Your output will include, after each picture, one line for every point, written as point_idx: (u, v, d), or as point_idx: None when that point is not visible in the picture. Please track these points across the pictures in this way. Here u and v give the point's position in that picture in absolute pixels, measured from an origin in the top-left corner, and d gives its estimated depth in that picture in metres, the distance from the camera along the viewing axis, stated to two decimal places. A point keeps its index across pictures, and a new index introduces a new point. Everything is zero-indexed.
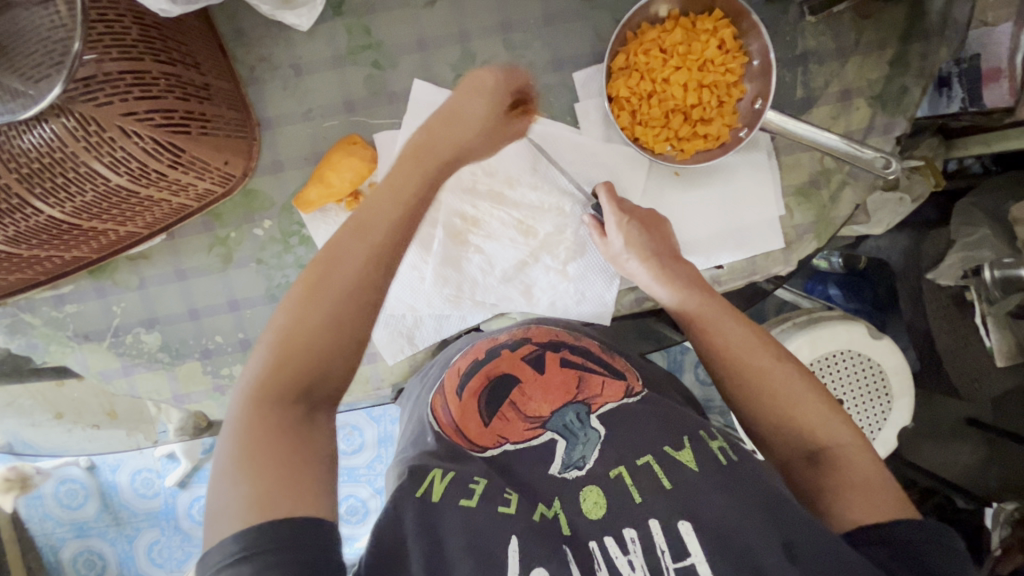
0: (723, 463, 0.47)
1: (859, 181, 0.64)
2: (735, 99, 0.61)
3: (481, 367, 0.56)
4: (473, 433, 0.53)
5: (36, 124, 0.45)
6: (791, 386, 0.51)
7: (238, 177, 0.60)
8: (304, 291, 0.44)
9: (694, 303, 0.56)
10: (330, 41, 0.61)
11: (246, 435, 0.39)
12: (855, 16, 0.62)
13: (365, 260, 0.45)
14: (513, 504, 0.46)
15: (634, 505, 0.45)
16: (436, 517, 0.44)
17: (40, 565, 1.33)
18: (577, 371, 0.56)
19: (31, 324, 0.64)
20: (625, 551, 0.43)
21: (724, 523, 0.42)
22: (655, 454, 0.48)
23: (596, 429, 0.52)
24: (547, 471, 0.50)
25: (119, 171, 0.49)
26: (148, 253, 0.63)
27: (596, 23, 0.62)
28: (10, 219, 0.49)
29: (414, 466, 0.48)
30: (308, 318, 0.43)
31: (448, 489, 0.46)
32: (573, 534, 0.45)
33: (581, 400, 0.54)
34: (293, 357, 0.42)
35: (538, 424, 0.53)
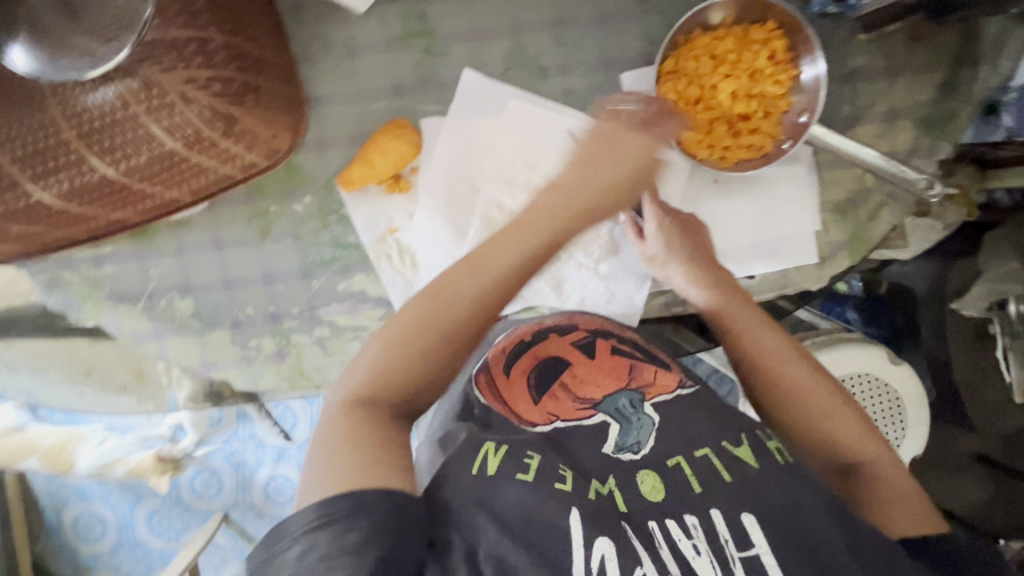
0: (781, 463, 0.47)
1: (899, 202, 0.64)
2: (781, 111, 0.61)
3: (530, 348, 0.60)
4: (522, 410, 0.56)
5: (103, 84, 0.47)
6: (826, 397, 0.53)
7: (283, 153, 0.60)
8: (416, 308, 0.49)
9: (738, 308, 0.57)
10: (384, 25, 0.61)
11: (343, 427, 0.45)
12: (907, 37, 0.62)
13: (476, 287, 0.50)
14: (569, 481, 0.47)
15: (694, 493, 0.45)
16: (489, 492, 0.45)
17: (42, 523, 1.35)
18: (629, 360, 0.59)
19: (68, 281, 0.65)
20: (689, 536, 0.43)
21: (780, 515, 0.43)
22: (713, 447, 0.50)
23: (650, 415, 0.54)
24: (602, 449, 0.52)
25: (176, 135, 0.51)
26: (189, 219, 0.64)
27: (647, 26, 0.62)
28: (68, 173, 0.51)
29: (469, 438, 0.50)
30: (422, 330, 0.48)
31: (502, 464, 0.47)
32: (630, 512, 0.45)
33: (635, 388, 0.57)
34: (398, 366, 0.47)
35: (590, 406, 0.56)
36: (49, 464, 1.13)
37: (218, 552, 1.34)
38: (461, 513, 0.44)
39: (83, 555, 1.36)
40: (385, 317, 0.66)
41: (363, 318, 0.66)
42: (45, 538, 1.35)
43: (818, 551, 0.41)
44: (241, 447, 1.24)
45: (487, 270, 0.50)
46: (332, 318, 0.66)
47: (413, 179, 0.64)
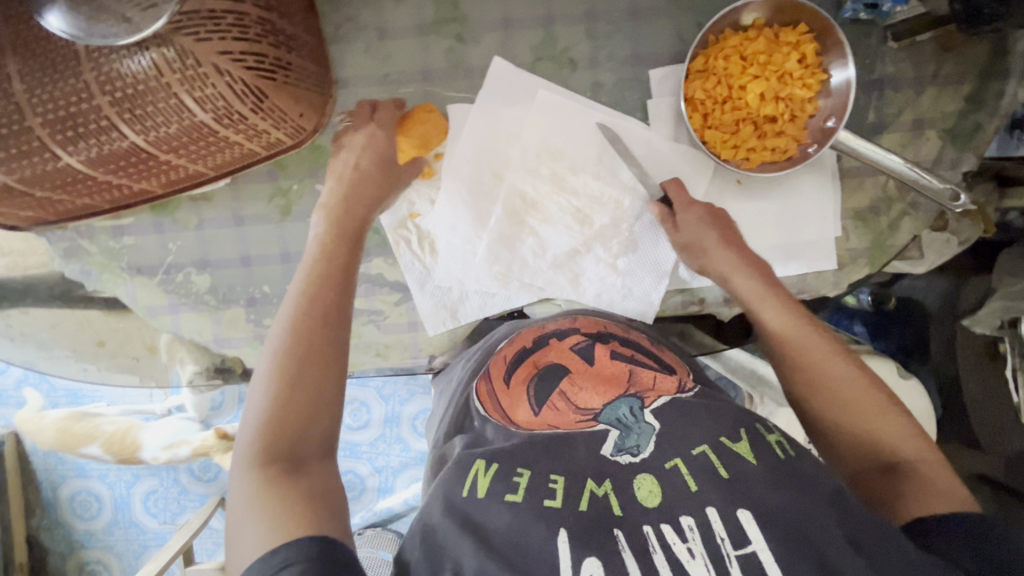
0: (782, 459, 0.43)
1: (921, 211, 0.64)
2: (808, 115, 0.61)
3: (530, 356, 0.57)
4: (523, 419, 0.52)
5: (138, 51, 0.47)
6: (870, 394, 0.50)
7: (309, 132, 0.61)
8: (268, 363, 0.46)
9: (785, 311, 0.55)
10: (417, 10, 0.62)
11: (254, 499, 0.41)
12: (937, 47, 0.62)
13: (315, 313, 0.48)
14: (558, 495, 0.42)
15: (690, 493, 0.41)
16: (481, 515, 0.42)
17: (38, 498, 1.35)
18: (627, 365, 0.55)
19: (87, 250, 0.65)
20: (683, 539, 0.39)
21: (777, 512, 0.40)
22: (712, 443, 0.44)
23: (651, 423, 0.47)
24: (601, 451, 0.45)
25: (206, 108, 0.50)
26: (210, 195, 0.64)
27: (679, 23, 0.62)
28: (95, 140, 0.50)
29: (460, 458, 0.47)
30: (277, 383, 0.45)
31: (494, 485, 0.43)
32: (624, 516, 0.41)
33: (635, 394, 0.51)
34: (280, 418, 0.44)
35: (589, 416, 0.50)
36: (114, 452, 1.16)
37: (212, 536, 1.34)
38: (449, 534, 0.41)
39: (77, 532, 1.36)
40: (402, 302, 0.66)
41: (379, 302, 0.66)
42: (41, 512, 1.35)
43: (825, 554, 0.38)
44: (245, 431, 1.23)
45: (324, 299, 0.49)
46: None
47: (437, 167, 0.63)
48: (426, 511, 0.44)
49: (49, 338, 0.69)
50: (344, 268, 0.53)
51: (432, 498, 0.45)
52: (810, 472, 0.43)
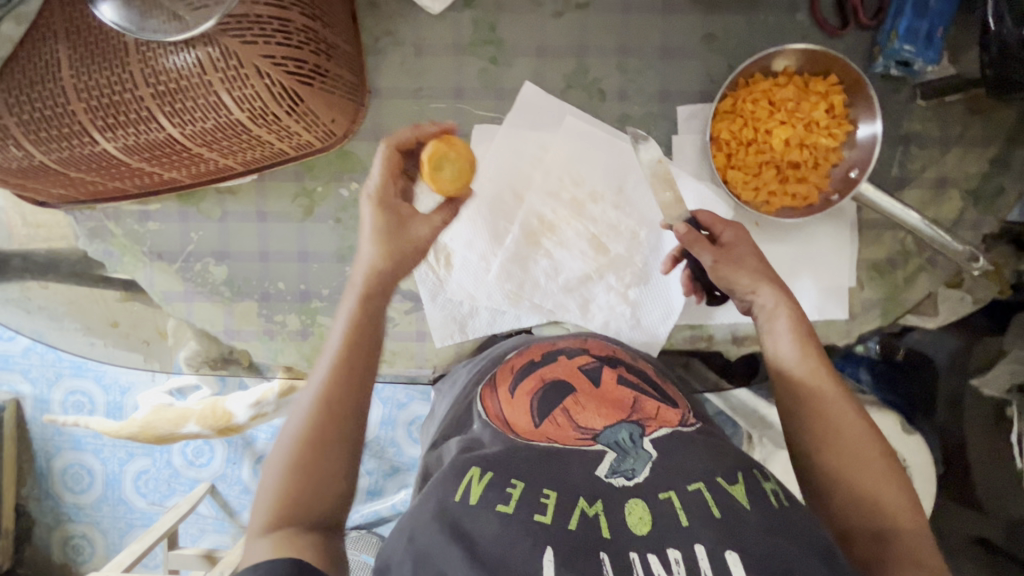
0: (777, 507, 0.36)
1: (938, 269, 0.64)
2: (831, 164, 0.62)
3: (537, 368, 0.48)
4: (521, 428, 0.44)
5: (185, 48, 0.48)
6: (874, 458, 0.49)
7: (339, 137, 0.62)
8: (292, 427, 0.48)
9: (807, 353, 0.53)
10: (455, 29, 0.63)
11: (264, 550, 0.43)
12: (965, 109, 0.62)
13: (345, 373, 0.50)
14: (550, 511, 0.36)
15: (680, 528, 0.34)
16: (470, 523, 0.36)
17: (31, 467, 1.36)
18: (634, 391, 0.46)
19: (112, 232, 0.66)
20: (668, 572, 0.33)
21: (775, 554, 0.33)
22: (708, 481, 0.37)
23: (649, 450, 0.39)
24: (594, 471, 0.39)
25: (243, 107, 0.51)
26: (236, 188, 0.65)
27: (709, 64, 0.63)
28: (134, 129, 0.51)
29: (456, 462, 0.40)
30: (297, 448, 0.47)
31: (486, 493, 0.37)
32: (613, 539, 0.35)
33: (636, 419, 0.42)
34: (298, 474, 0.46)
35: (588, 436, 0.42)
36: (213, 425, 0.98)
37: (197, 523, 1.35)
38: (432, 547, 0.35)
39: (65, 505, 1.36)
40: (412, 311, 0.66)
41: (389, 309, 0.66)
42: (32, 482, 1.37)
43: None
44: None
45: (351, 383, 0.50)
46: None
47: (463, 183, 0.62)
48: (408, 518, 0.38)
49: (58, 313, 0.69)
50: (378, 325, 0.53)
51: (418, 505, 0.38)
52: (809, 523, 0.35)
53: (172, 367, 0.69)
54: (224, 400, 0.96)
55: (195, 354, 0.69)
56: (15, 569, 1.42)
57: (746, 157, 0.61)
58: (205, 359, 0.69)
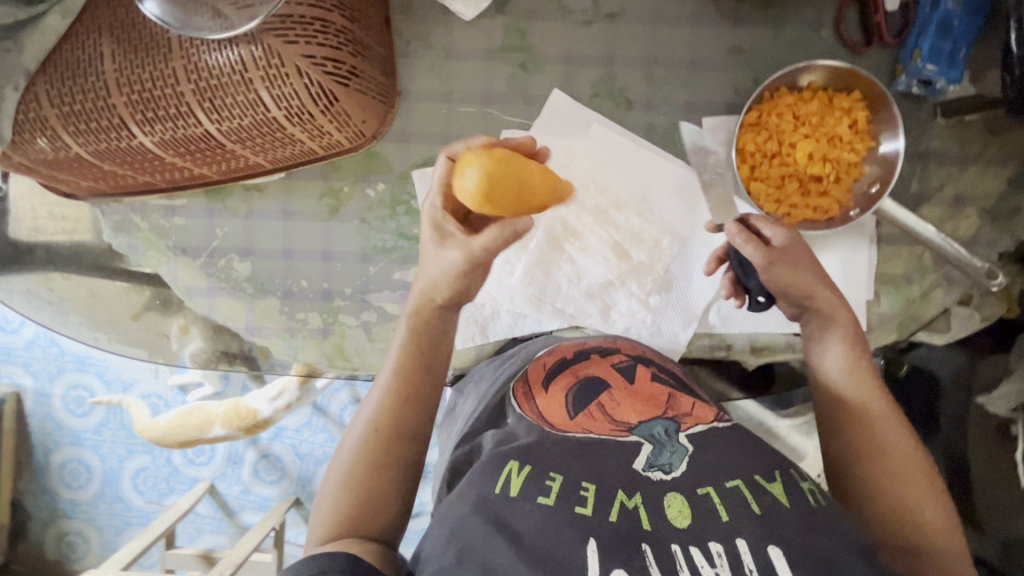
0: (814, 506, 0.37)
1: (955, 285, 0.64)
2: (853, 179, 0.63)
3: (569, 367, 0.50)
4: (555, 420, 0.45)
5: (228, 46, 0.49)
6: (919, 478, 0.49)
7: (368, 138, 0.63)
8: (358, 432, 0.50)
9: (858, 367, 0.54)
10: (486, 36, 0.64)
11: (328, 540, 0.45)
12: (984, 129, 0.63)
13: (409, 385, 0.52)
14: (590, 503, 0.37)
15: (720, 522, 0.35)
16: (511, 514, 0.36)
17: (29, 461, 1.34)
18: (668, 390, 0.47)
19: (137, 226, 0.67)
20: (711, 563, 0.33)
21: (817, 550, 0.33)
22: (745, 479, 0.38)
23: (685, 445, 0.41)
24: (630, 463, 0.39)
25: (280, 105, 0.52)
26: (263, 186, 0.66)
27: (734, 77, 0.65)
28: (171, 124, 0.52)
29: (492, 455, 0.41)
30: (362, 452, 0.49)
31: (526, 486, 0.38)
32: (654, 532, 0.35)
33: (671, 416, 0.43)
34: (362, 475, 0.48)
35: (623, 427, 0.42)
36: (240, 426, 0.95)
37: (195, 522, 1.34)
38: (474, 536, 0.36)
39: (62, 500, 1.35)
40: None
41: None
42: (30, 476, 1.35)
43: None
44: (301, 438, 1.27)
45: (411, 402, 0.51)
46: (382, 305, 0.67)
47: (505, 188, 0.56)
48: (446, 512, 0.39)
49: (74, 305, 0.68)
50: (441, 340, 0.54)
51: (456, 497, 0.40)
52: (844, 523, 0.36)
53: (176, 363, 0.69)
54: (246, 399, 0.93)
55: (204, 351, 0.68)
56: (8, 566, 1.40)
57: (780, 175, 0.62)
58: (223, 354, 0.68)
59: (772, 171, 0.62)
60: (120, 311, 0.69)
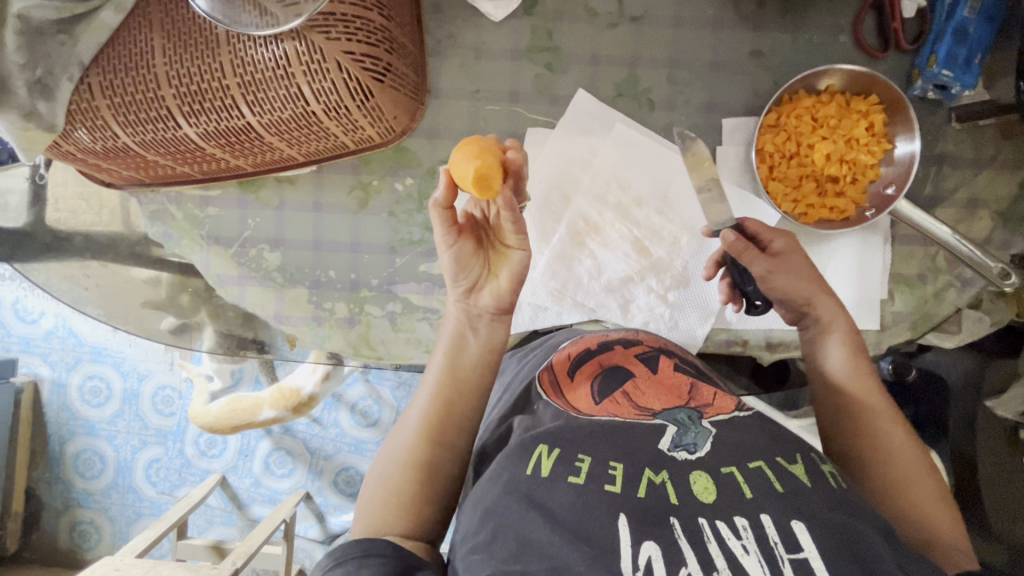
0: (835, 488, 0.37)
1: (967, 285, 0.66)
2: (869, 180, 0.64)
3: (594, 356, 0.52)
4: (581, 407, 0.46)
5: (272, 41, 0.51)
6: (913, 467, 0.50)
7: (398, 133, 0.65)
8: (403, 423, 0.53)
9: (858, 369, 0.55)
10: (514, 36, 0.66)
11: (372, 523, 0.48)
12: (998, 133, 0.65)
13: (445, 376, 0.54)
14: (619, 482, 0.37)
15: (744, 498, 0.36)
16: (544, 494, 0.38)
17: (45, 450, 1.36)
18: (690, 379, 0.49)
19: (172, 216, 0.69)
20: (737, 536, 0.34)
21: (843, 526, 0.34)
22: (768, 460, 0.38)
23: (707, 427, 0.42)
24: (657, 444, 0.40)
25: (319, 99, 0.54)
26: (295, 179, 0.68)
27: (754, 80, 0.67)
28: (216, 116, 0.54)
29: (522, 440, 0.43)
30: (404, 440, 0.52)
31: (556, 467, 0.39)
32: (681, 505, 0.36)
33: (694, 405, 0.44)
34: (403, 462, 0.50)
35: (647, 413, 0.44)
36: (287, 407, 0.96)
37: (207, 513, 1.35)
38: (509, 515, 0.37)
39: (76, 489, 1.37)
40: None
41: (436, 302, 0.69)
42: (45, 465, 1.37)
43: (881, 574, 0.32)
44: (321, 433, 1.28)
45: (448, 392, 0.53)
46: (407, 296, 0.69)
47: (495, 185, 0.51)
48: (479, 493, 0.41)
49: (106, 292, 0.70)
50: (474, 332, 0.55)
51: (487, 480, 0.41)
52: (867, 504, 0.37)
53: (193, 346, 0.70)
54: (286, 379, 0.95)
55: (224, 339, 0.70)
56: (21, 553, 1.42)
57: (798, 176, 0.64)
58: (250, 342, 0.70)
59: (790, 171, 0.64)
60: (149, 297, 0.71)
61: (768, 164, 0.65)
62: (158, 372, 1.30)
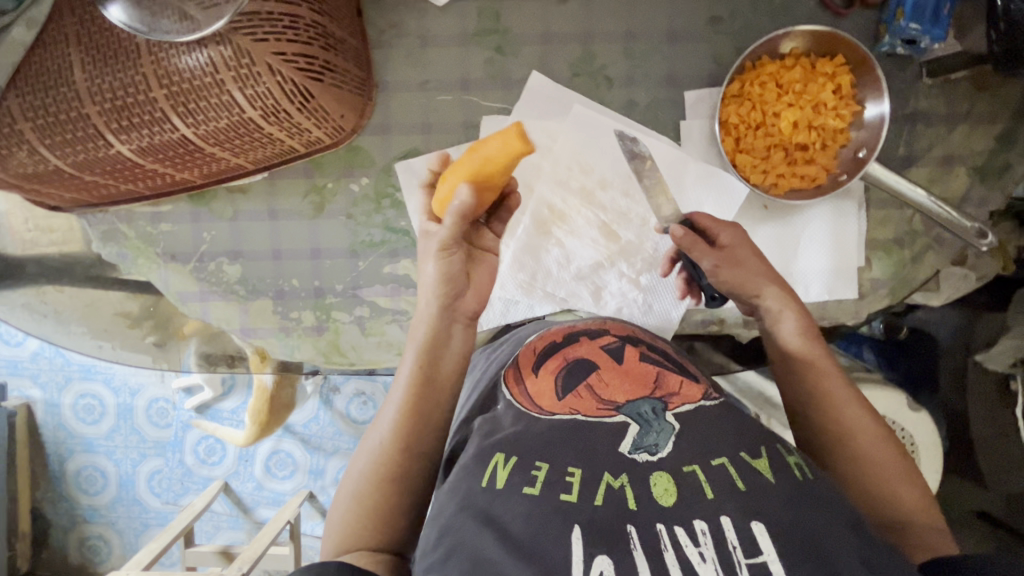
0: (800, 481, 0.37)
1: (946, 245, 0.64)
2: (839, 145, 0.62)
3: (559, 350, 0.50)
4: (544, 405, 0.45)
5: (196, 47, 0.48)
6: (876, 444, 0.50)
7: (347, 132, 0.62)
8: (375, 431, 0.52)
9: (810, 344, 0.54)
10: (460, 20, 0.63)
11: (343, 541, 0.47)
12: (971, 86, 0.62)
13: (416, 381, 0.52)
14: (575, 489, 0.37)
15: (704, 500, 0.36)
16: (498, 508, 0.37)
17: (45, 470, 1.36)
18: (656, 367, 0.47)
19: (125, 235, 0.67)
20: (694, 543, 0.34)
21: (801, 524, 0.34)
22: (731, 456, 0.38)
23: (671, 423, 0.41)
24: (617, 446, 0.40)
25: (255, 104, 0.51)
26: (247, 187, 0.66)
27: (716, 48, 0.64)
28: (146, 131, 0.51)
29: (479, 448, 0.42)
30: (374, 451, 0.51)
31: (511, 477, 0.39)
32: (639, 511, 0.36)
33: (659, 395, 0.44)
34: (373, 474, 0.49)
35: (610, 406, 0.43)
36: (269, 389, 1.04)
37: (213, 520, 1.36)
38: (465, 531, 0.36)
39: (81, 506, 1.38)
40: None
41: (403, 303, 0.67)
42: (47, 485, 1.38)
43: (842, 570, 0.32)
44: (320, 432, 1.28)
45: (417, 399, 0.52)
46: (374, 300, 0.67)
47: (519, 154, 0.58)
48: (437, 508, 0.40)
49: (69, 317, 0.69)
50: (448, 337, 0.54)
51: (446, 492, 0.40)
52: (830, 495, 0.37)
53: (179, 366, 0.68)
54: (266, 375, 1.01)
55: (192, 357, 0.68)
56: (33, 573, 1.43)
57: (769, 147, 0.62)
58: (220, 357, 0.68)
59: (758, 140, 0.62)
60: (113, 319, 0.69)
61: (735, 135, 0.62)
62: (150, 385, 1.29)
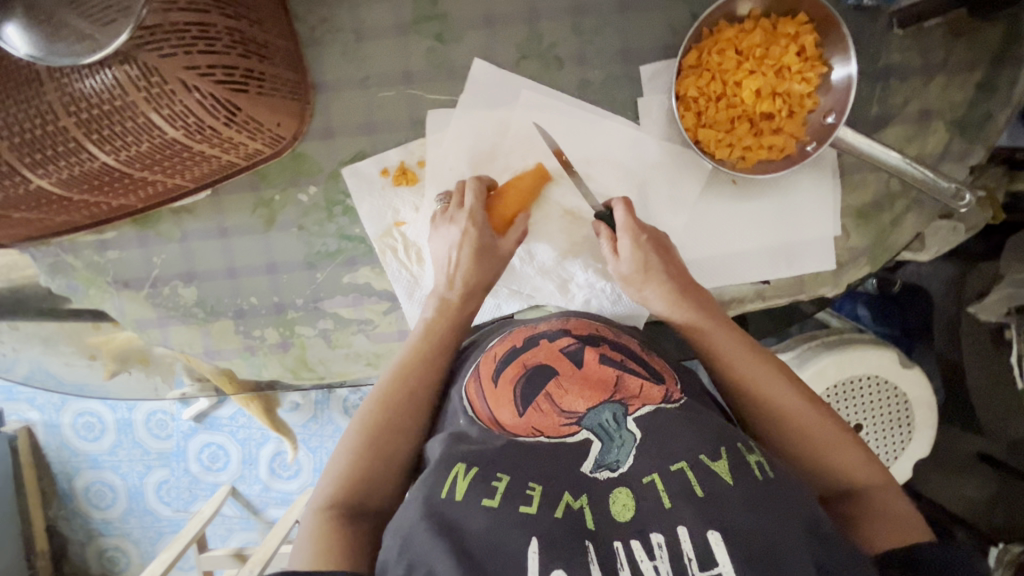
0: (759, 481, 0.37)
1: (926, 206, 0.61)
2: (807, 110, 0.58)
3: (519, 356, 0.48)
4: (505, 421, 0.44)
5: (100, 68, 0.45)
6: (812, 421, 0.50)
7: (288, 139, 0.59)
8: (370, 401, 0.53)
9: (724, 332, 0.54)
10: (396, 9, 0.59)
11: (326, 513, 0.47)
12: (946, 33, 0.58)
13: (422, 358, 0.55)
14: (535, 501, 0.37)
15: (662, 511, 0.36)
16: (456, 518, 0.37)
17: (53, 490, 1.37)
18: (617, 371, 0.46)
19: (73, 266, 0.64)
20: (650, 556, 0.34)
21: (755, 530, 0.34)
22: (690, 460, 0.38)
23: (633, 432, 0.41)
24: (578, 468, 0.39)
25: (176, 124, 0.49)
26: (193, 206, 0.63)
27: (670, 15, 0.59)
28: (65, 161, 0.49)
29: (444, 455, 0.41)
30: (365, 423, 0.51)
31: (470, 489, 0.38)
32: (597, 531, 0.36)
33: (618, 399, 0.43)
34: (367, 443, 0.50)
35: (572, 421, 0.42)
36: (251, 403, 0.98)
37: (224, 524, 1.37)
38: (421, 545, 0.36)
39: (94, 521, 1.40)
40: (391, 311, 0.65)
41: (367, 312, 0.65)
42: (57, 504, 1.39)
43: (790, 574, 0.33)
44: (318, 431, 1.28)
45: (420, 376, 0.54)
46: (336, 311, 0.65)
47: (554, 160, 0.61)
48: (399, 517, 0.38)
49: (33, 353, 0.67)
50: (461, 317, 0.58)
51: (404, 505, 0.39)
52: (789, 495, 0.37)
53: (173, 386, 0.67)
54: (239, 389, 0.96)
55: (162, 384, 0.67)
56: None
57: (734, 119, 0.58)
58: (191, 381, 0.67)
59: (720, 112, 0.58)
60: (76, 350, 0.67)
61: (695, 108, 0.59)
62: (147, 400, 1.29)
